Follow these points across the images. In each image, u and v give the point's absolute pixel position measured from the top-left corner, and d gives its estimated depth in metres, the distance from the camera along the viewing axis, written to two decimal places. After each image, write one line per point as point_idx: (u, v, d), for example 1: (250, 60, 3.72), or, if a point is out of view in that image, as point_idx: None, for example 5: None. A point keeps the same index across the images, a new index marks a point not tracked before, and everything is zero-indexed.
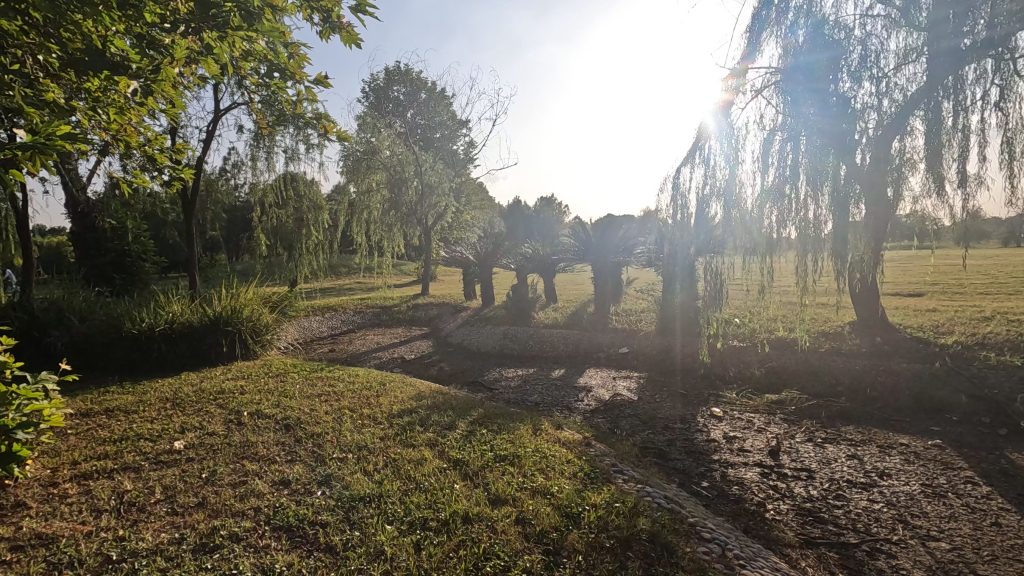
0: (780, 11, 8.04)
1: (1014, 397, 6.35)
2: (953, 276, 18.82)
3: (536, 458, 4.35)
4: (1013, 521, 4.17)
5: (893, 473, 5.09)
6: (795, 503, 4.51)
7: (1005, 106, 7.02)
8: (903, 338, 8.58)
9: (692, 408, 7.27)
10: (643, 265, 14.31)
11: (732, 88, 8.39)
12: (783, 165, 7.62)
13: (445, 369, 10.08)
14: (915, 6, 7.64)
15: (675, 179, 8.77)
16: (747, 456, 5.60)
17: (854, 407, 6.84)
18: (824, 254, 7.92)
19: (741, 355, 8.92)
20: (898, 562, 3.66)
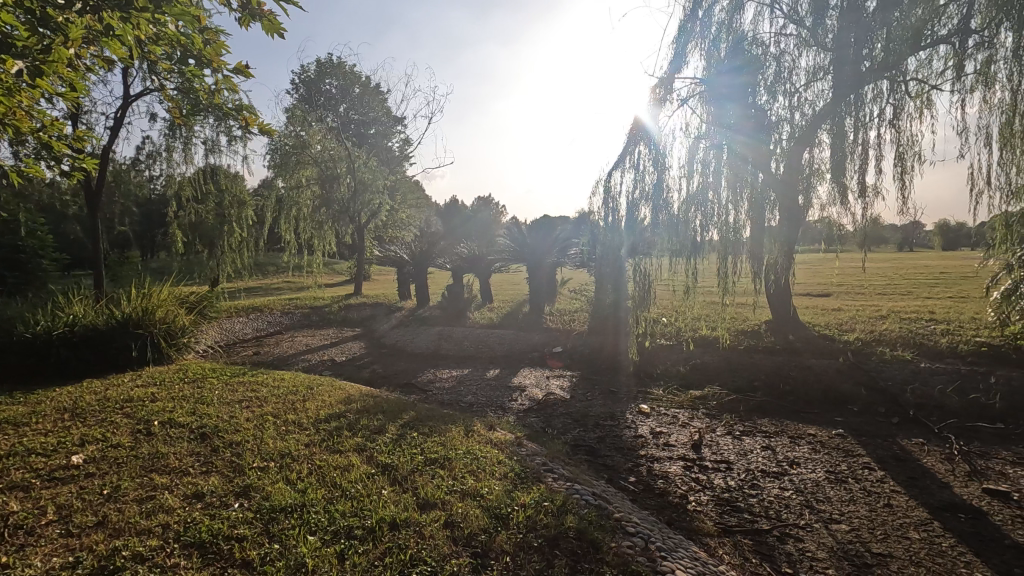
0: (703, 26, 8.53)
1: (905, 388, 7.00)
2: (856, 277, 20.41)
3: (467, 460, 4.33)
4: (902, 502, 4.59)
5: (801, 461, 5.47)
6: (714, 494, 4.76)
7: (897, 123, 7.70)
8: (812, 336, 9.24)
9: (621, 405, 7.50)
10: (576, 265, 14.60)
11: (660, 96, 8.75)
12: (707, 171, 8.02)
13: (377, 371, 9.85)
14: (821, 28, 8.21)
15: (606, 183, 8.98)
16: (671, 450, 5.84)
17: (768, 401, 7.30)
18: (743, 257, 8.41)
19: (668, 353, 9.30)
20: (805, 545, 3.94)
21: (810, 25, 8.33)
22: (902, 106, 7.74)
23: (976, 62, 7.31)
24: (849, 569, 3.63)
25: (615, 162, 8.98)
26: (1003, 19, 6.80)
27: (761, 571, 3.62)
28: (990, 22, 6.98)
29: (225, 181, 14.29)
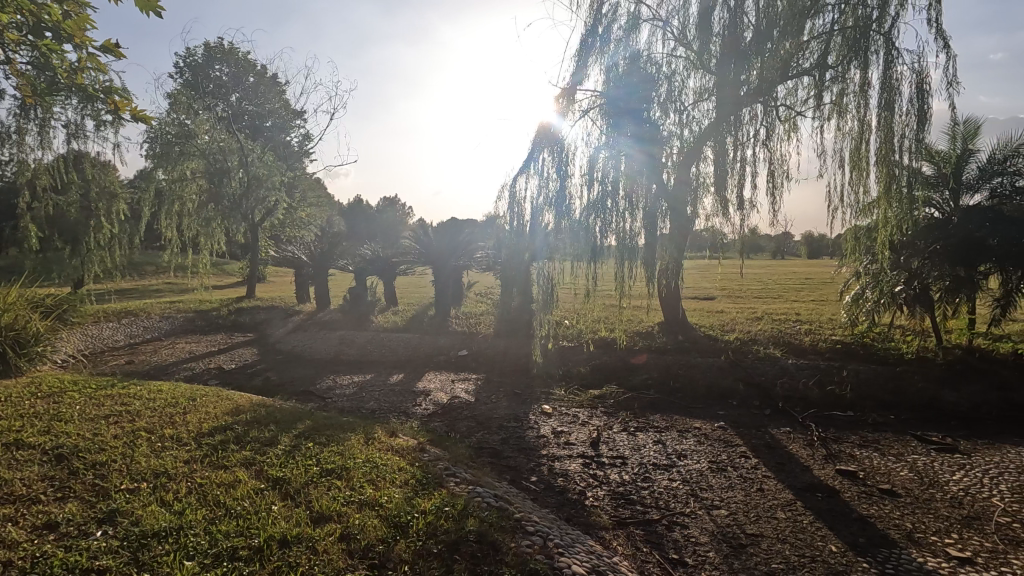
0: (603, 42, 8.98)
1: (775, 383, 7.77)
2: (737, 282, 22.37)
3: (366, 468, 4.20)
4: (772, 485, 5.09)
5: (688, 453, 5.88)
6: (610, 489, 4.98)
7: (769, 144, 8.54)
8: (698, 336, 9.99)
9: (525, 407, 7.64)
10: (483, 268, 14.72)
11: (564, 106, 9.04)
12: (606, 179, 8.42)
13: (272, 379, 9.27)
14: (706, 53, 8.79)
15: (512, 188, 9.13)
16: (571, 448, 6.04)
17: (660, 398, 7.79)
18: (638, 264, 8.86)
19: (570, 354, 9.63)
20: (690, 531, 4.23)
21: (696, 49, 8.92)
22: (773, 128, 8.62)
23: (831, 93, 8.33)
24: (727, 550, 3.96)
25: (520, 168, 9.15)
26: (853, 57, 7.85)
27: (650, 559, 3.84)
28: (842, 59, 8.00)
29: (92, 170, 12.77)
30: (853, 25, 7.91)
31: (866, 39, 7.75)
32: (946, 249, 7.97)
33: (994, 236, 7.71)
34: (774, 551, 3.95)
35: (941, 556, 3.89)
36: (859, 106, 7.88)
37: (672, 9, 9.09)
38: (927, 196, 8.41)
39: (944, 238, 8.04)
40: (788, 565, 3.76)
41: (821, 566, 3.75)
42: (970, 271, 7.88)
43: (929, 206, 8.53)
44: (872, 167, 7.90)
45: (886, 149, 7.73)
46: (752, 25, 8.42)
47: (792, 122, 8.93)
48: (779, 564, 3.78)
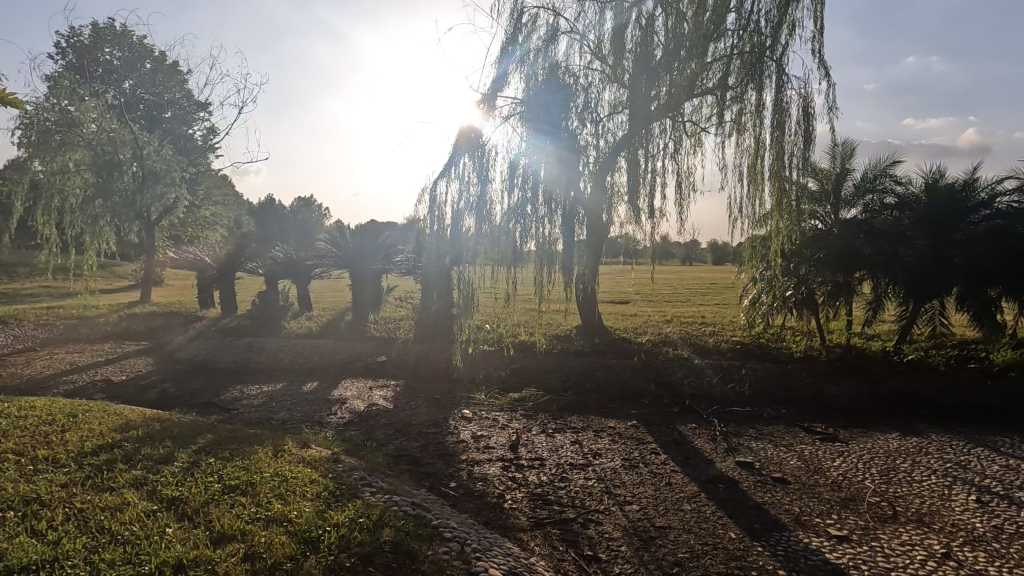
0: (523, 51, 9.22)
1: (683, 381, 8.23)
2: (649, 287, 23.48)
3: (274, 483, 3.98)
4: (678, 479, 5.40)
5: (603, 452, 6.10)
6: (528, 490, 5.06)
7: (677, 157, 9.07)
8: (613, 339, 10.38)
9: (445, 412, 7.57)
10: (403, 272, 14.47)
11: (487, 111, 9.12)
12: (526, 185, 8.60)
13: (169, 391, 8.55)
14: (620, 67, 9.18)
15: (432, 191, 9.07)
16: (490, 452, 6.07)
17: (577, 399, 8.01)
18: (556, 268, 9.09)
19: (490, 358, 9.65)
20: (604, 527, 4.38)
21: (612, 63, 9.28)
22: (679, 142, 9.16)
23: (731, 112, 8.98)
24: (638, 544, 4.14)
25: (440, 171, 9.12)
26: (750, 80, 8.54)
27: (566, 557, 3.93)
28: (741, 80, 8.66)
29: None
30: (749, 50, 8.59)
31: (761, 64, 8.44)
32: (828, 256, 8.82)
33: (867, 245, 8.65)
34: (680, 541, 4.18)
35: (823, 536, 4.29)
36: (755, 125, 8.58)
37: (588, 24, 9.43)
38: (813, 209, 9.29)
39: (826, 247, 8.92)
40: (693, 554, 3.98)
41: (722, 552, 4.02)
42: (848, 276, 8.80)
43: (814, 218, 9.41)
44: (767, 181, 8.61)
45: (779, 165, 8.46)
46: (661, 44, 8.91)
47: (697, 138, 9.52)
48: (684, 553, 4.00)
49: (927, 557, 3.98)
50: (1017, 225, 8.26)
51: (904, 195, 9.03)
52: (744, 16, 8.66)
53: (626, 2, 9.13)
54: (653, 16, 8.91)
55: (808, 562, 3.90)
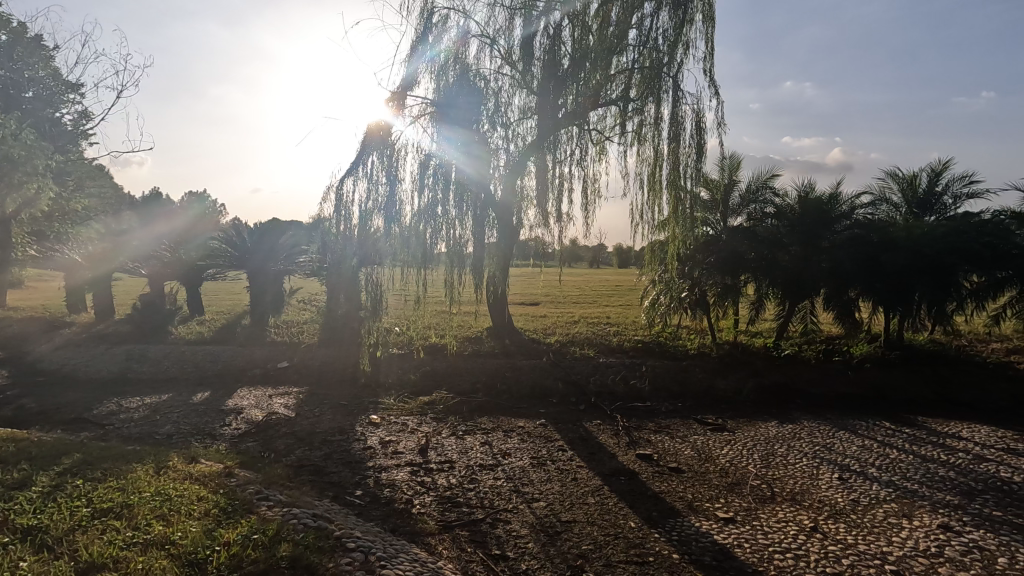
0: (433, 52, 9.18)
1: (589, 379, 8.56)
2: (558, 289, 24.11)
3: (155, 503, 3.64)
4: (584, 473, 5.60)
5: (512, 451, 6.19)
6: (437, 494, 5.02)
7: (583, 164, 9.42)
8: (523, 339, 10.56)
9: (351, 418, 7.32)
10: (306, 274, 13.78)
11: (397, 109, 8.96)
12: (437, 187, 8.55)
13: (28, 406, 7.54)
14: (529, 74, 9.35)
15: (338, 190, 8.75)
16: (399, 457, 5.94)
17: (487, 401, 8.07)
18: (467, 270, 9.12)
19: (399, 362, 9.42)
20: (512, 526, 4.45)
21: (521, 68, 9.40)
22: (585, 151, 9.53)
23: (634, 123, 9.50)
24: (544, 539, 4.24)
25: (347, 170, 8.86)
26: (649, 94, 9.06)
27: (474, 558, 3.94)
28: (641, 94, 9.16)
29: None
30: (649, 65, 9.08)
31: (659, 79, 8.98)
32: (717, 261, 9.60)
33: (750, 251, 9.50)
34: (584, 534, 4.34)
35: (712, 519, 4.63)
36: (654, 136, 9.11)
37: (498, 29, 9.54)
38: (705, 217, 10.05)
39: (716, 252, 9.69)
40: (596, 545, 4.14)
41: (622, 541, 4.21)
42: (735, 279, 9.60)
43: (706, 225, 10.16)
44: (664, 190, 9.19)
45: (675, 175, 9.05)
46: (568, 53, 9.20)
47: (602, 146, 9.93)
48: (588, 545, 4.16)
49: (798, 531, 4.42)
50: (872, 234, 9.42)
51: (782, 206, 9.96)
52: (645, 33, 9.12)
53: (536, 11, 9.35)
54: (559, 26, 9.10)
55: (698, 544, 4.19)
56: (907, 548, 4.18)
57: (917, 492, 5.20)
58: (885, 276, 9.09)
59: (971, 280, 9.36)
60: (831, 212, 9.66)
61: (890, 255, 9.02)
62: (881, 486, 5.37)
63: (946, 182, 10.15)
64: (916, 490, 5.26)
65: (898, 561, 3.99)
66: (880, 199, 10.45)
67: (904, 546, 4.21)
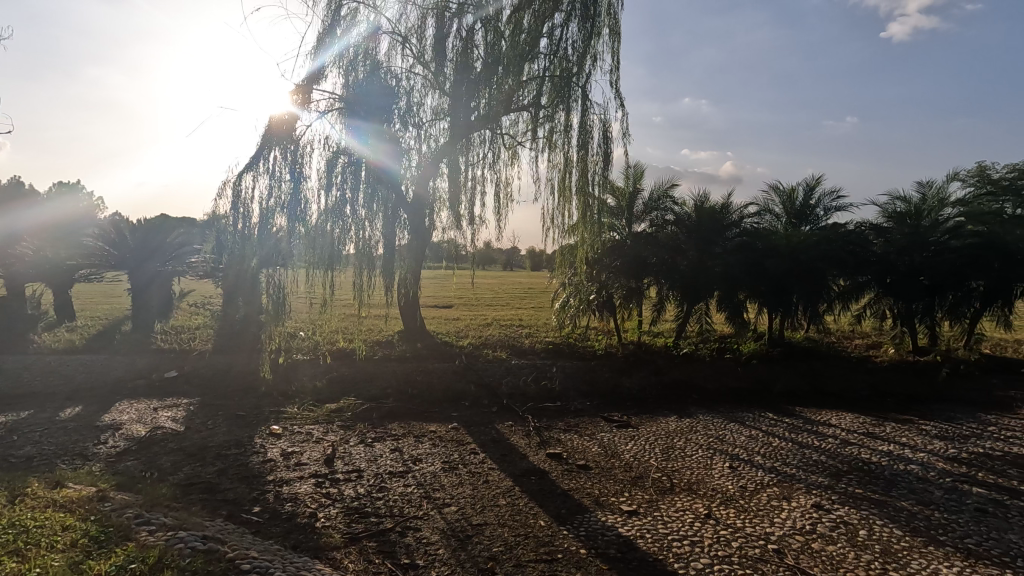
0: (341, 47, 8.86)
1: (501, 382, 8.62)
2: (471, 291, 24.12)
3: (7, 537, 3.18)
4: (495, 475, 5.62)
5: (423, 456, 6.09)
6: (344, 505, 4.82)
7: (495, 167, 9.50)
8: (435, 342, 10.43)
9: (249, 430, 6.84)
10: (199, 276, 12.74)
11: (301, 103, 8.52)
12: (345, 185, 8.27)
13: None
14: (442, 75, 9.27)
15: (235, 185, 8.20)
16: (302, 469, 5.64)
17: (398, 406, 7.89)
18: (377, 273, 8.86)
19: (303, 368, 8.94)
20: (422, 533, 4.37)
21: (433, 69, 9.30)
22: (497, 154, 9.61)
23: (545, 129, 9.71)
24: (455, 544, 4.20)
25: (246, 164, 8.33)
26: (559, 102, 9.31)
27: (382, 569, 3.83)
28: (551, 101, 9.41)
29: None
30: (559, 74, 9.34)
31: (568, 88, 9.25)
32: (622, 265, 10.09)
33: (652, 255, 10.07)
34: (495, 536, 4.35)
35: (617, 513, 4.82)
36: (564, 143, 9.40)
37: (410, 27, 9.40)
38: (611, 222, 10.50)
39: (621, 256, 10.17)
40: (506, 546, 4.17)
41: (532, 541, 4.27)
42: (638, 282, 10.17)
43: (613, 230, 10.61)
44: (574, 196, 9.50)
45: (584, 182, 9.37)
46: (480, 57, 9.24)
47: (514, 150, 10.08)
48: (499, 547, 4.17)
49: (694, 519, 4.72)
50: (758, 241, 10.30)
51: (680, 214, 10.60)
52: (555, 43, 9.38)
53: (449, 12, 9.29)
54: (472, 29, 9.16)
55: (604, 538, 4.35)
56: (787, 528, 4.59)
57: (795, 476, 5.75)
58: (769, 280, 9.97)
59: (838, 283, 10.51)
60: (723, 220, 10.45)
61: (773, 261, 9.91)
62: (765, 472, 5.86)
63: (818, 196, 11.32)
64: (794, 474, 5.80)
65: (779, 540, 4.38)
66: (764, 209, 11.45)
67: (783, 526, 4.63)
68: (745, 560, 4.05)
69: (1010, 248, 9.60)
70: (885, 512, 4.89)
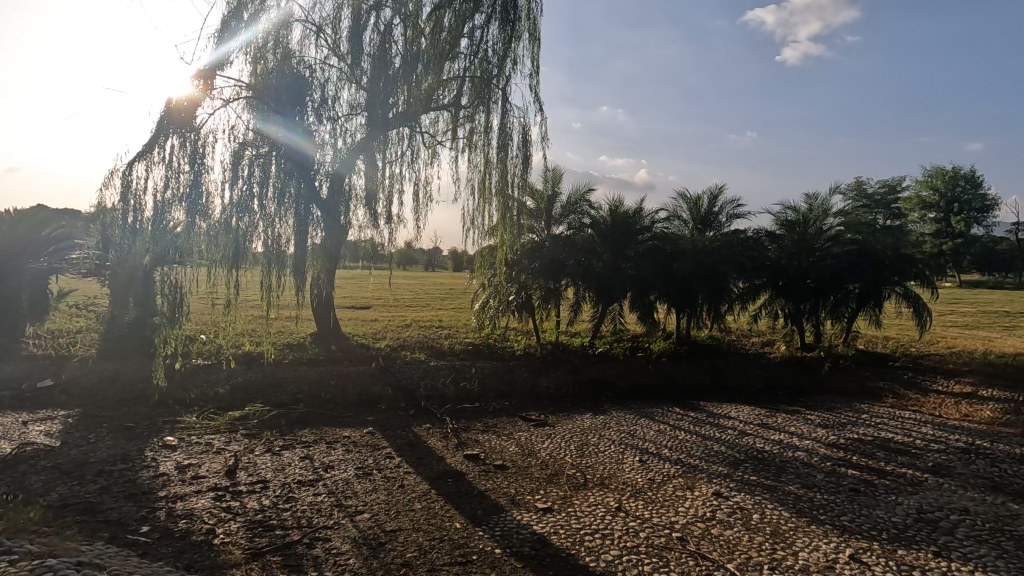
0: (248, 33, 8.36)
1: (419, 384, 8.49)
2: (389, 292, 23.54)
3: None
4: (411, 479, 5.52)
5: (335, 464, 5.86)
6: (246, 519, 4.52)
7: (414, 166, 9.33)
8: (351, 345, 10.08)
9: (139, 443, 6.26)
10: (81, 274, 11.52)
11: (203, 88, 7.94)
12: (252, 178, 7.79)
13: None
14: (358, 69, 8.96)
15: (126, 175, 7.50)
16: (200, 483, 5.23)
17: (310, 412, 7.54)
18: (286, 272, 8.43)
19: (203, 375, 8.31)
20: (331, 543, 4.19)
21: (350, 63, 8.99)
22: (416, 153, 9.45)
23: (464, 130, 9.70)
24: (367, 552, 4.07)
25: (138, 153, 7.66)
26: (479, 103, 9.33)
27: None
28: (472, 102, 9.40)
29: None
30: (479, 75, 9.34)
31: (488, 89, 9.29)
32: (541, 266, 10.28)
33: (569, 258, 10.34)
34: (409, 542, 4.26)
35: (532, 511, 4.88)
36: (484, 144, 9.42)
37: (325, 18, 9.03)
38: (530, 224, 10.64)
39: (540, 257, 10.35)
40: (420, 551, 4.10)
41: (447, 544, 4.22)
42: (556, 283, 10.43)
43: (532, 232, 10.77)
44: (493, 197, 9.55)
45: (503, 183, 9.45)
46: (399, 53, 9.04)
47: (433, 149, 9.96)
48: (412, 552, 4.09)
49: (605, 513, 4.88)
50: (667, 245, 10.84)
51: (596, 217, 10.93)
52: (475, 44, 9.36)
53: (366, 5, 9.02)
54: (390, 24, 8.96)
55: (519, 536, 4.38)
56: (690, 516, 4.86)
57: (698, 467, 6.10)
58: (676, 282, 10.54)
59: (738, 286, 11.32)
60: (635, 225, 10.91)
61: (680, 264, 10.49)
62: (671, 464, 6.18)
63: (721, 205, 12.12)
64: (698, 465, 6.16)
65: (682, 528, 4.62)
66: (673, 215, 12.08)
67: (687, 515, 4.89)
68: (651, 549, 4.24)
69: (880, 255, 10.78)
70: (776, 496, 5.31)
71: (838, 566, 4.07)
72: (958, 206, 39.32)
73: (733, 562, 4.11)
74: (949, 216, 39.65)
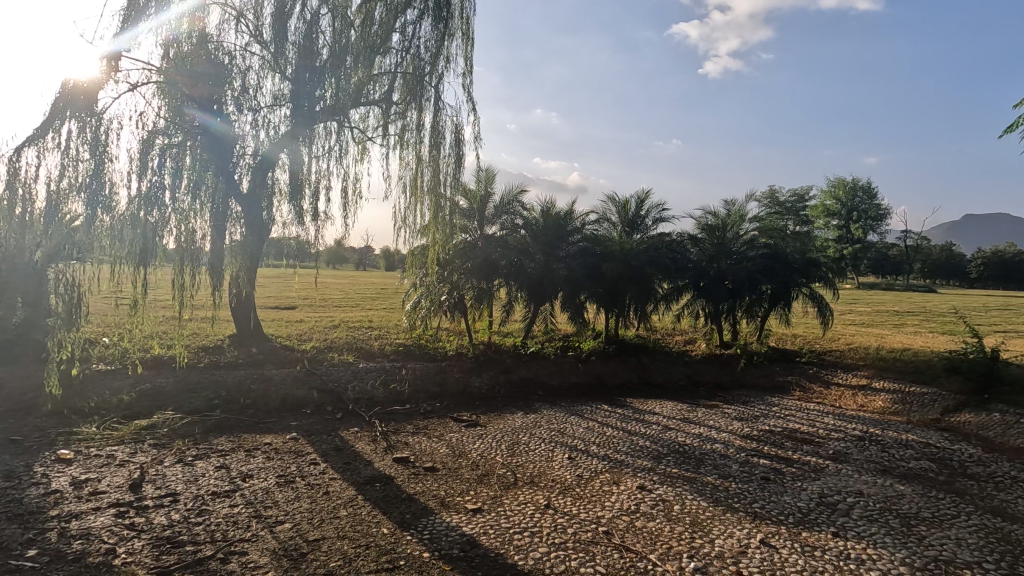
0: (158, 14, 7.78)
1: (346, 388, 8.24)
2: (316, 292, 22.68)
3: None
4: (337, 486, 5.33)
5: (254, 472, 5.56)
6: (152, 536, 4.19)
7: (342, 162, 9.04)
8: (274, 347, 9.62)
9: (27, 458, 5.65)
10: None
11: (108, 71, 7.30)
12: (164, 169, 7.26)
13: None
14: (283, 59, 8.55)
15: (13, 161, 6.76)
16: (100, 499, 4.80)
17: (227, 418, 7.11)
18: (202, 269, 8.01)
19: (106, 381, 7.65)
20: (248, 557, 3.97)
21: (273, 51, 8.58)
22: (345, 148, 9.15)
23: (395, 127, 9.51)
24: (287, 565, 3.88)
25: (28, 137, 6.92)
26: (411, 100, 9.17)
27: None
28: (403, 98, 9.24)
29: None
30: (411, 72, 9.19)
31: (421, 87, 9.16)
32: (473, 266, 10.27)
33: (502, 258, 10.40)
34: (333, 550, 4.11)
35: (461, 512, 4.86)
36: (416, 142, 9.28)
37: (246, 3, 8.58)
38: (462, 224, 10.59)
39: (472, 257, 10.34)
40: (344, 560, 3.97)
41: (373, 550, 4.12)
42: (489, 283, 10.45)
43: (465, 232, 10.72)
44: (425, 195, 9.43)
45: (435, 182, 9.35)
46: (327, 44, 8.74)
47: (363, 145, 9.70)
48: (336, 561, 3.95)
49: (534, 510, 4.93)
50: (596, 247, 11.13)
51: (528, 218, 11.04)
52: (407, 39, 9.23)
53: None
54: (318, 14, 8.63)
55: (448, 538, 4.35)
56: (615, 510, 5.01)
57: (624, 462, 6.29)
58: (605, 283, 10.85)
59: (662, 286, 11.81)
60: (566, 226, 11.12)
61: (609, 265, 10.79)
62: (599, 460, 6.34)
63: (647, 209, 12.59)
64: (624, 460, 6.35)
65: (608, 522, 4.75)
66: (602, 217, 12.42)
67: (612, 509, 5.03)
68: (578, 544, 4.34)
69: (789, 259, 11.59)
70: (695, 488, 5.57)
71: (749, 551, 4.33)
72: (857, 215, 42.96)
73: (655, 552, 4.27)
74: (849, 224, 43.27)
